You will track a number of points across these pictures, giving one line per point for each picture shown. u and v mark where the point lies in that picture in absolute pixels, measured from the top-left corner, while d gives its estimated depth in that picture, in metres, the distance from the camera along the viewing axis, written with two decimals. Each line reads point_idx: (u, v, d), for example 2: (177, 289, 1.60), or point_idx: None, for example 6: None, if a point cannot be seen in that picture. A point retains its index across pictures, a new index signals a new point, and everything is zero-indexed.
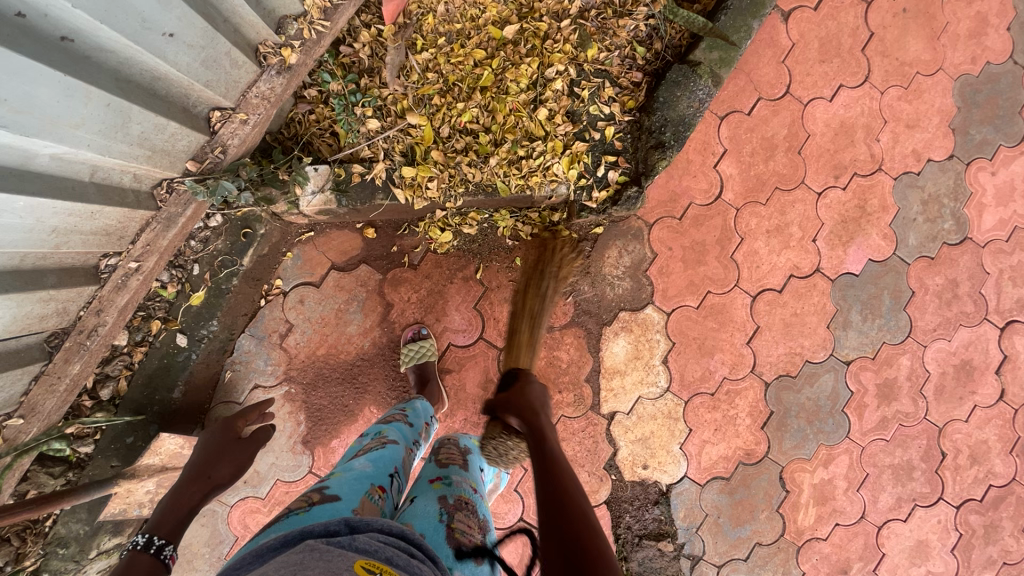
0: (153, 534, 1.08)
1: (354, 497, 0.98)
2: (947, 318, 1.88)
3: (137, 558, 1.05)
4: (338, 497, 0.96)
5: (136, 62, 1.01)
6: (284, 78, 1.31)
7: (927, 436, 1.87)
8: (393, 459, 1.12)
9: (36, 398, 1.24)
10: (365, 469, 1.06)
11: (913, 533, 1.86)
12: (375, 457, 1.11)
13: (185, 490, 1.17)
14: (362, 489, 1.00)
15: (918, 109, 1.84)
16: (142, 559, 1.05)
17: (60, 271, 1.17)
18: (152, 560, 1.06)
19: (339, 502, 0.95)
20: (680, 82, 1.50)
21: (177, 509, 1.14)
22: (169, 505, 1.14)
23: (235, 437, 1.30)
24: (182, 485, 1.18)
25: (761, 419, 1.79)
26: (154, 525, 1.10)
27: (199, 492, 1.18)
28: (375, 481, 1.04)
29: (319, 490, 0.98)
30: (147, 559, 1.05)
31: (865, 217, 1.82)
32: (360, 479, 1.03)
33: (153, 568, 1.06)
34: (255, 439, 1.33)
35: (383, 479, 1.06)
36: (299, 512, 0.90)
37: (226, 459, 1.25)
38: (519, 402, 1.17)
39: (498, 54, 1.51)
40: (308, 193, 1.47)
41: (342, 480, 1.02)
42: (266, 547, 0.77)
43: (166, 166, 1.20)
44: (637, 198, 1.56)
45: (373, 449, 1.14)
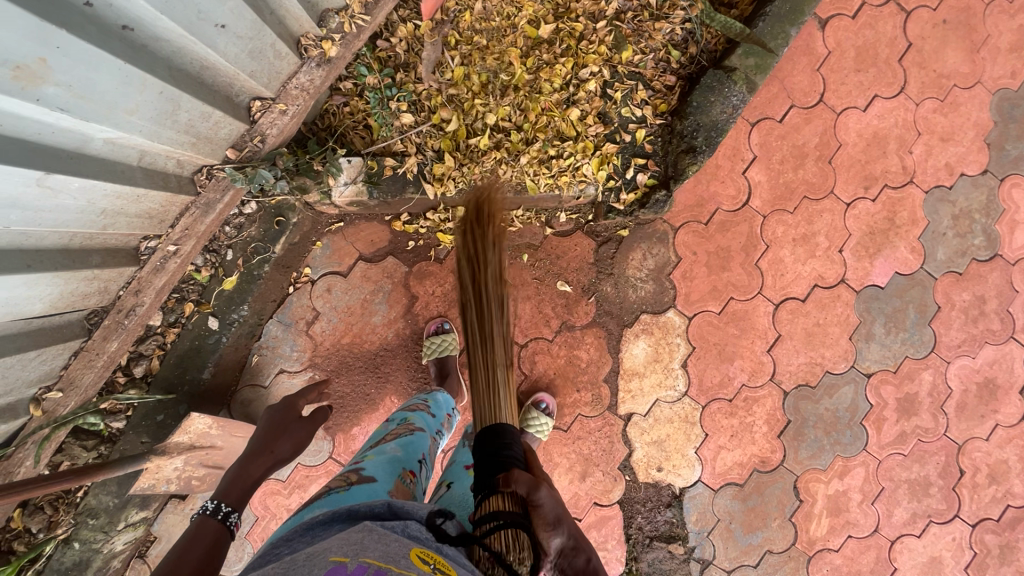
0: (222, 502, 1.03)
1: (389, 480, 1.04)
2: (972, 335, 1.85)
3: (204, 524, 1.00)
4: (375, 479, 1.03)
5: (189, 51, 1.04)
6: (323, 70, 1.33)
7: (946, 453, 1.86)
8: (421, 447, 1.17)
9: (74, 372, 1.29)
10: (397, 454, 1.11)
11: (926, 549, 1.85)
12: (405, 442, 1.16)
13: (251, 463, 1.12)
14: (396, 472, 1.07)
15: (953, 122, 1.82)
16: (210, 525, 1.00)
17: (104, 251, 1.20)
18: (220, 526, 1.01)
19: (376, 484, 1.02)
20: (715, 87, 1.49)
21: (242, 481, 1.09)
22: (234, 476, 1.09)
23: (296, 416, 1.25)
24: (246, 459, 1.13)
25: (778, 427, 1.79)
26: (222, 492, 1.05)
27: (263, 466, 1.13)
28: (406, 466, 1.10)
29: (356, 471, 1.05)
30: (215, 524, 1.00)
31: (893, 230, 1.80)
32: (393, 462, 1.09)
33: (220, 536, 1.00)
34: (313, 419, 1.29)
35: (413, 464, 1.12)
36: (339, 491, 0.98)
37: (289, 435, 1.21)
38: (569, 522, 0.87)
39: (532, 53, 1.52)
40: (341, 184, 1.49)
41: (376, 463, 1.08)
42: (315, 521, 0.84)
43: (208, 153, 1.24)
44: (664, 202, 1.57)
45: (402, 434, 1.19)
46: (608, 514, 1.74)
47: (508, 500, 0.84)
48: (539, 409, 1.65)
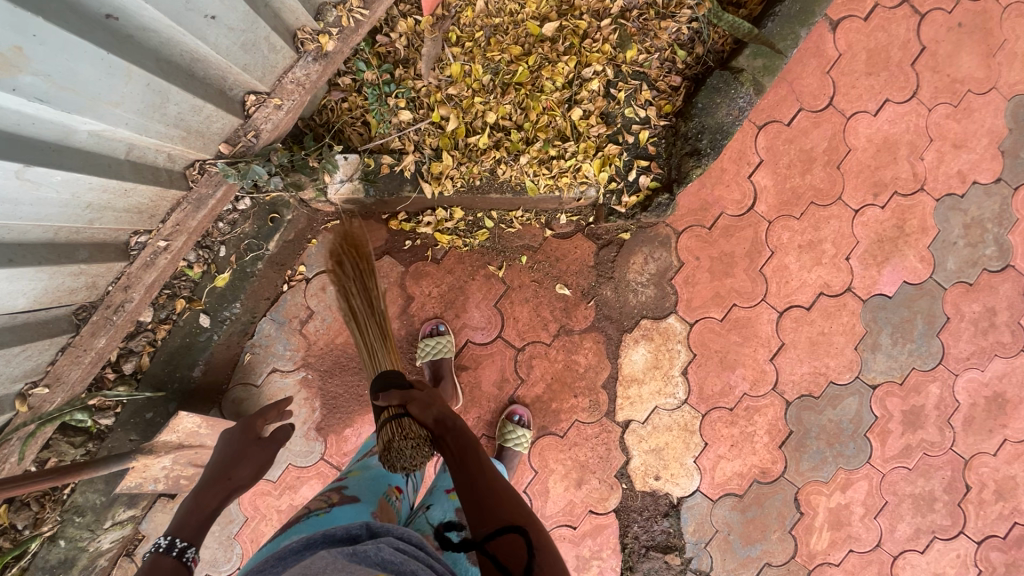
0: (175, 537, 1.05)
1: (373, 498, 1.02)
2: (982, 347, 1.81)
3: (158, 562, 1.02)
4: (358, 499, 1.02)
5: (178, 43, 1.01)
6: (320, 65, 1.30)
7: (952, 467, 1.81)
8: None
9: (61, 368, 1.26)
10: (382, 469, 1.09)
11: (929, 566, 1.81)
12: None
13: (207, 492, 1.15)
14: (382, 490, 1.04)
15: (967, 128, 1.77)
16: (164, 562, 1.02)
17: (92, 246, 1.18)
18: (175, 562, 1.02)
19: (359, 503, 1.01)
20: (721, 89, 1.45)
21: (197, 512, 1.11)
22: (189, 508, 1.12)
23: (254, 439, 1.28)
24: (202, 489, 1.15)
25: (779, 438, 1.75)
26: (176, 528, 1.08)
27: (220, 494, 1.15)
28: (393, 481, 1.07)
29: (339, 490, 1.05)
30: (170, 562, 1.02)
31: (902, 238, 1.76)
32: (379, 478, 1.07)
33: (177, 570, 1.02)
34: (272, 439, 1.30)
35: (401, 479, 1.09)
36: (320, 513, 0.99)
37: (246, 460, 1.22)
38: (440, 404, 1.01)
39: (535, 51, 1.48)
40: (337, 181, 1.47)
41: (361, 480, 1.07)
42: (288, 550, 0.82)
43: (199, 147, 1.21)
44: (667, 206, 1.54)
45: None
46: (604, 523, 1.71)
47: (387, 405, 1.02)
48: (514, 423, 1.64)
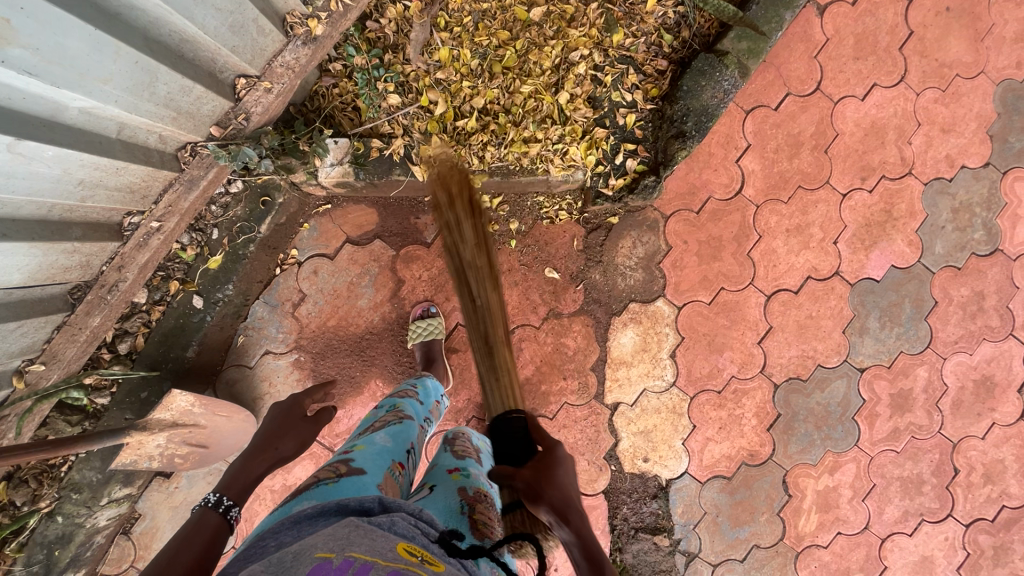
0: (223, 495, 1.01)
1: (378, 472, 0.97)
2: (970, 331, 1.82)
3: (205, 517, 0.98)
4: (364, 471, 0.95)
5: (167, 22, 1.04)
6: (309, 49, 1.33)
7: (940, 451, 1.82)
8: (409, 435, 1.12)
9: (57, 346, 1.29)
10: (386, 445, 1.05)
11: (917, 548, 1.82)
12: (394, 432, 1.10)
13: (254, 459, 1.11)
14: (385, 465, 0.99)
15: (955, 113, 1.77)
16: (211, 518, 0.98)
17: (86, 225, 1.21)
18: (220, 519, 0.99)
19: (364, 476, 0.94)
20: (706, 72, 1.47)
21: (243, 476, 1.07)
22: (237, 470, 1.08)
23: (300, 415, 1.23)
24: (248, 457, 1.10)
25: (767, 421, 1.76)
26: (224, 486, 1.04)
27: (266, 462, 1.11)
28: (395, 457, 1.04)
29: (344, 462, 0.97)
30: (215, 518, 0.98)
31: (890, 222, 1.77)
32: (382, 454, 1.02)
33: (219, 529, 0.98)
34: (317, 420, 1.25)
35: (402, 454, 1.06)
36: (328, 483, 0.89)
37: (293, 433, 1.18)
38: (552, 485, 0.90)
39: (522, 35, 1.50)
40: (327, 165, 1.49)
41: (366, 454, 1.01)
42: (303, 514, 0.76)
43: (190, 129, 1.23)
44: (653, 188, 1.55)
45: (391, 423, 1.13)
46: (593, 504, 1.73)
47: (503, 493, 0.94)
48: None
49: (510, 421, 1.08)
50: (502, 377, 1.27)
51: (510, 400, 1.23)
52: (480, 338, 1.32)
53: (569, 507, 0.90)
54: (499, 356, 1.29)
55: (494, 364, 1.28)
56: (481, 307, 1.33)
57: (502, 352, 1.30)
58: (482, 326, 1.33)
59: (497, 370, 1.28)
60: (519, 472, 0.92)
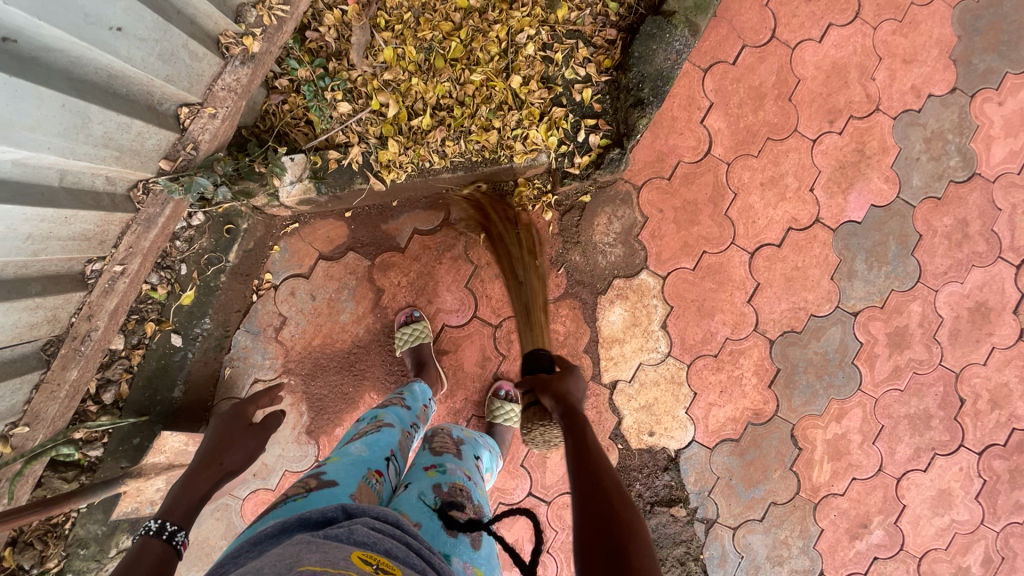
0: (166, 520, 1.06)
1: (352, 481, 0.95)
2: (958, 260, 1.80)
3: (148, 545, 1.01)
4: (336, 482, 0.93)
5: (90, 60, 1.02)
6: (249, 68, 1.29)
7: (944, 382, 1.81)
8: (389, 443, 1.10)
9: (38, 405, 1.27)
10: (361, 454, 1.03)
11: (934, 483, 1.82)
12: (371, 441, 1.08)
13: (199, 474, 1.18)
14: (361, 474, 0.98)
15: (915, 42, 1.75)
16: (154, 545, 1.02)
17: (45, 279, 1.18)
18: (165, 545, 1.02)
19: (337, 487, 0.92)
20: (656, 35, 1.44)
21: (190, 493, 1.13)
22: (181, 490, 1.13)
23: (243, 425, 1.32)
24: (191, 474, 1.17)
25: (768, 377, 1.75)
26: (166, 511, 1.08)
27: (212, 478, 1.18)
28: (371, 465, 1.02)
29: (316, 476, 0.95)
30: (160, 544, 1.02)
31: (864, 161, 1.75)
32: (358, 463, 1.01)
33: (166, 554, 1.02)
34: (262, 427, 1.36)
35: (379, 462, 1.04)
36: (297, 498, 0.89)
37: (237, 446, 1.27)
38: (563, 382, 1.21)
39: (466, 24, 1.46)
40: (287, 183, 1.46)
41: (339, 465, 0.99)
42: (264, 534, 0.75)
43: (138, 166, 1.20)
44: (620, 160, 1.51)
45: (369, 432, 1.11)
46: None
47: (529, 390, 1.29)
48: (502, 398, 1.63)
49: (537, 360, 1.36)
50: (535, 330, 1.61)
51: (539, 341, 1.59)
52: (521, 307, 1.63)
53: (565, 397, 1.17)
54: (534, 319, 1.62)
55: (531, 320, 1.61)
56: (524, 282, 1.63)
57: (540, 315, 1.63)
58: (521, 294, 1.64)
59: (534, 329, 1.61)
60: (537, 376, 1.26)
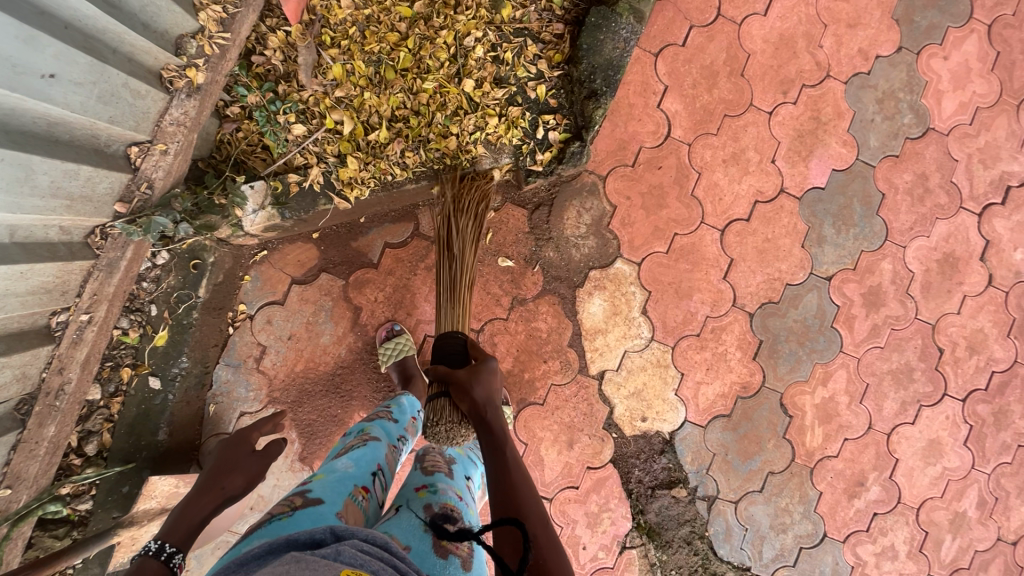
0: (166, 541, 1.02)
1: (338, 500, 0.96)
2: (922, 214, 1.84)
3: (144, 566, 0.98)
4: (322, 501, 0.94)
5: (26, 110, 1.00)
6: (195, 100, 1.27)
7: (921, 335, 1.85)
8: (376, 457, 1.10)
9: (19, 465, 1.24)
10: (348, 470, 1.04)
11: (923, 434, 1.86)
12: (357, 457, 1.08)
13: (199, 500, 1.13)
14: (346, 491, 0.99)
15: (856, 6, 1.78)
16: (151, 565, 0.99)
17: (8, 337, 1.15)
18: (160, 566, 0.99)
19: (322, 506, 0.93)
20: (602, 25, 1.45)
21: (191, 517, 1.10)
22: (182, 512, 1.10)
23: (248, 450, 1.28)
24: (195, 495, 1.14)
25: (751, 350, 1.77)
26: (166, 533, 1.05)
27: (213, 502, 1.15)
28: (358, 482, 1.03)
29: (301, 494, 0.95)
30: (155, 565, 0.99)
31: (821, 128, 1.77)
32: (343, 480, 1.01)
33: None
34: (267, 454, 1.31)
35: (366, 478, 1.04)
36: (281, 518, 0.89)
37: (240, 471, 1.23)
38: (476, 387, 1.15)
39: (413, 32, 1.46)
40: (249, 213, 1.45)
41: (324, 483, 0.99)
42: (249, 555, 0.75)
43: (91, 212, 1.18)
44: (580, 153, 1.52)
45: (354, 448, 1.11)
46: (604, 475, 1.72)
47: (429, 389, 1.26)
48: None
49: (451, 341, 1.37)
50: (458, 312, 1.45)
51: (459, 321, 1.44)
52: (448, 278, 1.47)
53: (485, 401, 1.14)
54: (461, 301, 1.46)
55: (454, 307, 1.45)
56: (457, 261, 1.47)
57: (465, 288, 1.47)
58: (450, 293, 1.46)
59: (455, 312, 1.44)
60: (454, 373, 1.19)
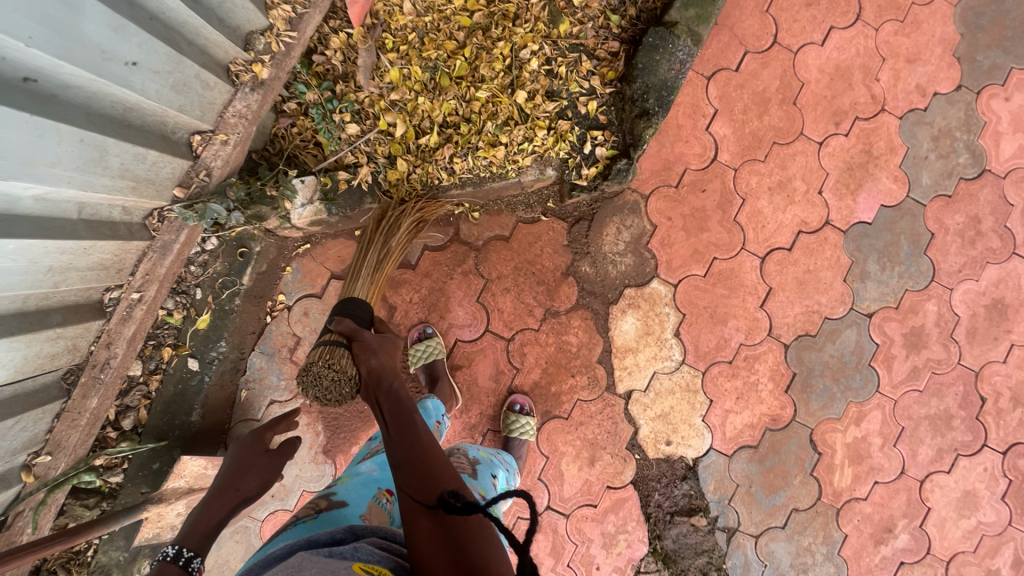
0: (183, 546, 0.99)
1: (362, 502, 0.98)
2: (972, 257, 1.78)
3: (163, 571, 0.95)
4: (346, 503, 0.97)
5: (106, 95, 1.04)
6: (258, 94, 1.32)
7: (963, 382, 1.79)
8: None
9: (60, 434, 1.29)
10: (372, 473, 1.05)
11: (958, 484, 1.79)
12: (382, 459, 1.09)
13: (214, 504, 1.10)
14: (370, 494, 1.00)
15: (917, 42, 1.75)
16: (169, 571, 0.95)
17: (65, 308, 1.20)
18: (180, 572, 0.96)
19: (346, 508, 0.95)
20: (658, 46, 1.46)
21: (206, 522, 1.07)
22: (196, 520, 1.07)
23: (262, 449, 1.23)
24: (208, 500, 1.11)
25: (784, 382, 1.74)
26: (182, 538, 1.02)
27: (228, 506, 1.11)
28: (382, 485, 1.03)
29: (326, 497, 0.99)
30: (174, 571, 0.96)
31: (872, 162, 1.74)
32: (367, 483, 1.02)
33: None
34: (282, 452, 1.25)
35: (390, 481, 1.04)
36: (307, 519, 0.91)
37: (253, 472, 1.18)
38: (376, 359, 1.17)
39: (471, 42, 1.48)
40: (298, 206, 1.48)
41: (349, 486, 1.02)
42: (272, 555, 0.78)
43: (153, 195, 1.22)
44: (627, 170, 1.52)
45: (380, 451, 1.12)
46: (623, 496, 1.70)
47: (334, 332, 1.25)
48: (516, 412, 1.64)
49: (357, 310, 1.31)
50: (373, 281, 1.43)
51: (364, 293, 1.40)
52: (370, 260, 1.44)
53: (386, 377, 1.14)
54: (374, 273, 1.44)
55: (374, 274, 1.44)
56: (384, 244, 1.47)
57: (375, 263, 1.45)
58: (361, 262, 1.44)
59: (368, 282, 1.42)
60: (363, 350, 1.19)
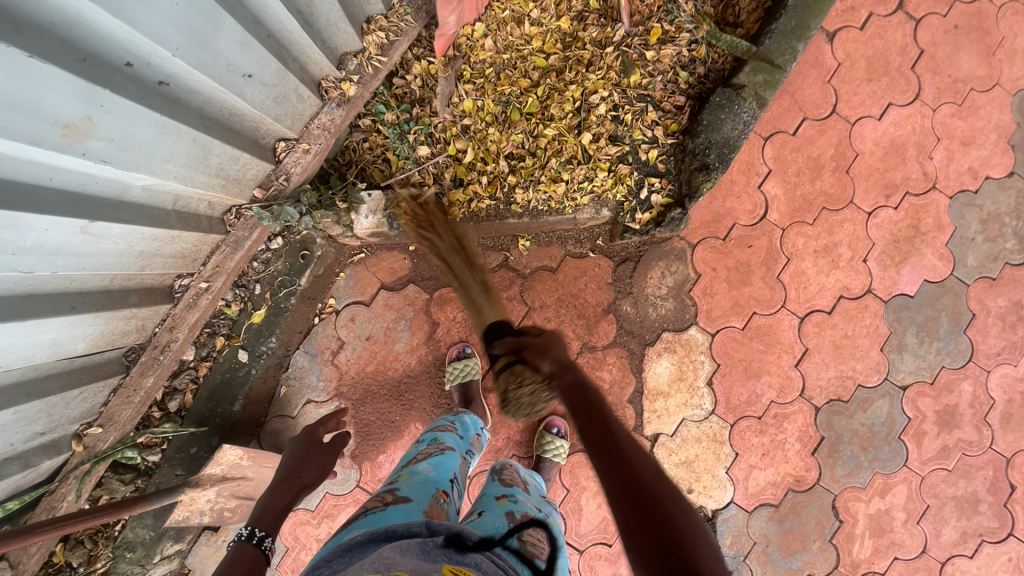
0: (256, 526, 1.07)
1: (423, 499, 0.99)
2: (1011, 342, 1.79)
3: (240, 550, 1.03)
4: (409, 500, 0.98)
5: (220, 101, 1.11)
6: (343, 110, 1.40)
7: (993, 467, 1.77)
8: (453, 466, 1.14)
9: (114, 408, 1.34)
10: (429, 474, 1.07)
11: (980, 571, 1.76)
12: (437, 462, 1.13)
13: (279, 489, 1.17)
14: (430, 493, 1.02)
15: (973, 126, 1.79)
16: (246, 550, 1.03)
17: (141, 290, 1.26)
18: (255, 550, 1.04)
19: (411, 503, 0.97)
20: (725, 105, 1.51)
21: (273, 505, 1.13)
22: (264, 504, 1.14)
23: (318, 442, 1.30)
24: (274, 487, 1.18)
25: (811, 445, 1.74)
26: (255, 519, 1.10)
27: (291, 491, 1.18)
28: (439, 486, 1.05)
29: (390, 492, 1.02)
30: (251, 549, 1.03)
31: (919, 237, 1.77)
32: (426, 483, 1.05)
33: (257, 558, 1.03)
34: (336, 444, 1.32)
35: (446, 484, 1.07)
36: (376, 510, 0.95)
37: (313, 462, 1.25)
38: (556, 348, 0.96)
39: (544, 82, 1.56)
40: (362, 216, 1.54)
41: (410, 484, 1.04)
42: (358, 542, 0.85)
43: (236, 194, 1.30)
44: (679, 220, 1.59)
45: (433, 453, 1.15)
46: None
47: (501, 354, 1.04)
48: (552, 434, 1.66)
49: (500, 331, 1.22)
50: (494, 303, 1.48)
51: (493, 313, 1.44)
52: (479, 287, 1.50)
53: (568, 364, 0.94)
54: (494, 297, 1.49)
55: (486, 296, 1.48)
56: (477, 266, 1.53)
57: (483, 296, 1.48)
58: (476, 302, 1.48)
59: (494, 304, 1.46)
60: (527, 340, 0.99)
